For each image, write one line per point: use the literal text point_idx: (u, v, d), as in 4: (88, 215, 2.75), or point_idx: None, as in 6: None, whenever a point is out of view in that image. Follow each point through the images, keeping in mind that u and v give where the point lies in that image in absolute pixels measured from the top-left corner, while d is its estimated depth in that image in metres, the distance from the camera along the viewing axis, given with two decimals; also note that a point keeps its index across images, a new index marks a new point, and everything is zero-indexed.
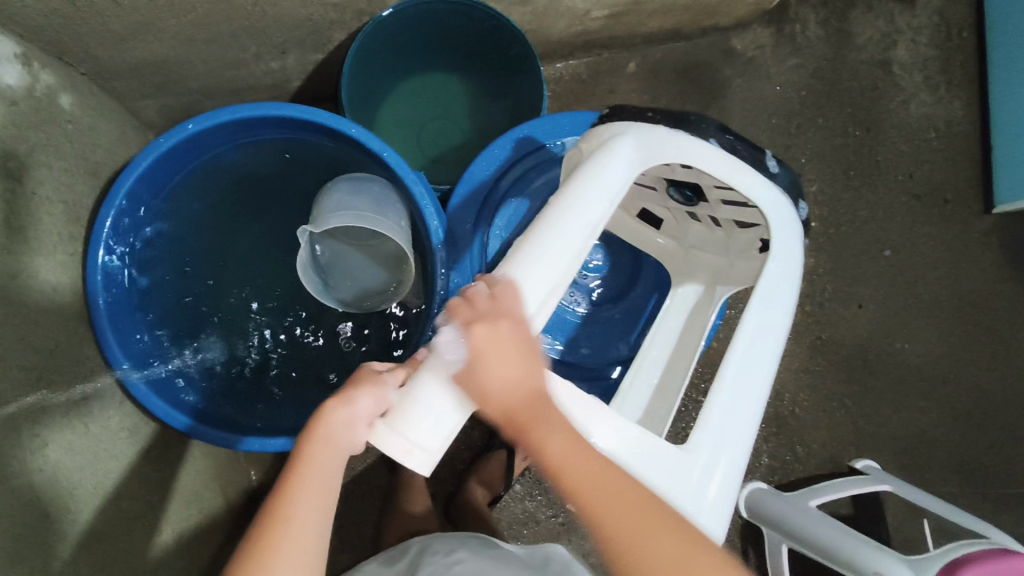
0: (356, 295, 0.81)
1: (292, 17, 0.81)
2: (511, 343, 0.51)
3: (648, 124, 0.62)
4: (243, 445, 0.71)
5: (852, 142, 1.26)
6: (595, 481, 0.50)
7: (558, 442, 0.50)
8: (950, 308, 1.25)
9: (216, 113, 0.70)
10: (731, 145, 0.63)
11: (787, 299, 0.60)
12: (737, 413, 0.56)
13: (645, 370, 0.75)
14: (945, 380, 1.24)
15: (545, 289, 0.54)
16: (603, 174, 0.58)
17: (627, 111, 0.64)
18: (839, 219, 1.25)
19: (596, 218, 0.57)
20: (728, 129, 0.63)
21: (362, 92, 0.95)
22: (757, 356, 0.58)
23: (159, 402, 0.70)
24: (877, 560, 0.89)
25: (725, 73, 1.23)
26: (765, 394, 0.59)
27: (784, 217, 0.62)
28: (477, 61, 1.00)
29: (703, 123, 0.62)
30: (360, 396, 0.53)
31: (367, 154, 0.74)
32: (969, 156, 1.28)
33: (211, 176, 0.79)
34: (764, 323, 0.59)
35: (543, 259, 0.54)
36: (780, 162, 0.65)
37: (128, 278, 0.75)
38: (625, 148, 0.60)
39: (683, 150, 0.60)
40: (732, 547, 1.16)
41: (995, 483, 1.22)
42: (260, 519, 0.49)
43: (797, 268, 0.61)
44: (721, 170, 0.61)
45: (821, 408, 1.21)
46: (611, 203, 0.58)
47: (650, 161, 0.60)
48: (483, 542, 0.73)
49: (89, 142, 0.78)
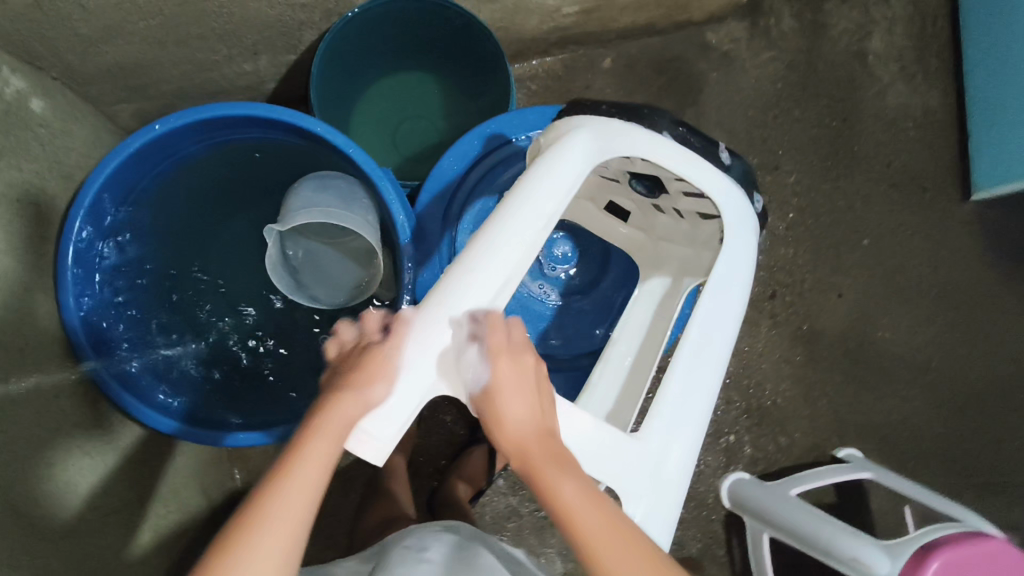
0: (328, 291, 0.81)
1: (260, 18, 0.82)
2: (529, 376, 0.54)
3: (603, 119, 0.62)
4: (228, 441, 0.72)
5: (828, 133, 1.27)
6: (603, 522, 0.49)
7: (571, 486, 0.50)
8: (930, 295, 1.26)
9: (183, 113, 0.70)
10: (683, 137, 0.65)
11: (741, 287, 0.62)
12: (690, 398, 0.58)
13: (614, 361, 0.75)
14: (927, 368, 1.24)
15: (506, 271, 0.55)
16: (557, 168, 0.58)
17: (585, 104, 0.66)
18: (818, 210, 1.25)
19: (550, 213, 0.57)
20: (681, 121, 0.66)
21: (333, 91, 0.96)
22: (711, 341, 0.59)
23: (146, 409, 0.71)
24: (855, 547, 0.89)
25: (700, 68, 1.24)
26: (718, 379, 0.59)
27: (735, 206, 0.63)
28: (449, 59, 1.01)
29: (655, 116, 0.65)
30: (379, 385, 0.51)
31: (334, 151, 0.75)
32: (947, 144, 1.29)
33: (182, 177, 0.80)
34: (717, 309, 0.60)
35: (487, 256, 0.54)
36: (732, 154, 0.68)
37: (99, 279, 0.75)
38: (581, 141, 0.60)
39: (635, 143, 0.61)
40: (716, 538, 1.16)
41: (979, 469, 1.23)
42: (242, 515, 0.46)
43: (750, 257, 0.63)
44: (675, 164, 0.62)
45: (803, 398, 1.21)
46: (566, 195, 0.58)
47: (607, 152, 0.60)
48: (459, 541, 0.71)
49: (64, 147, 0.79)
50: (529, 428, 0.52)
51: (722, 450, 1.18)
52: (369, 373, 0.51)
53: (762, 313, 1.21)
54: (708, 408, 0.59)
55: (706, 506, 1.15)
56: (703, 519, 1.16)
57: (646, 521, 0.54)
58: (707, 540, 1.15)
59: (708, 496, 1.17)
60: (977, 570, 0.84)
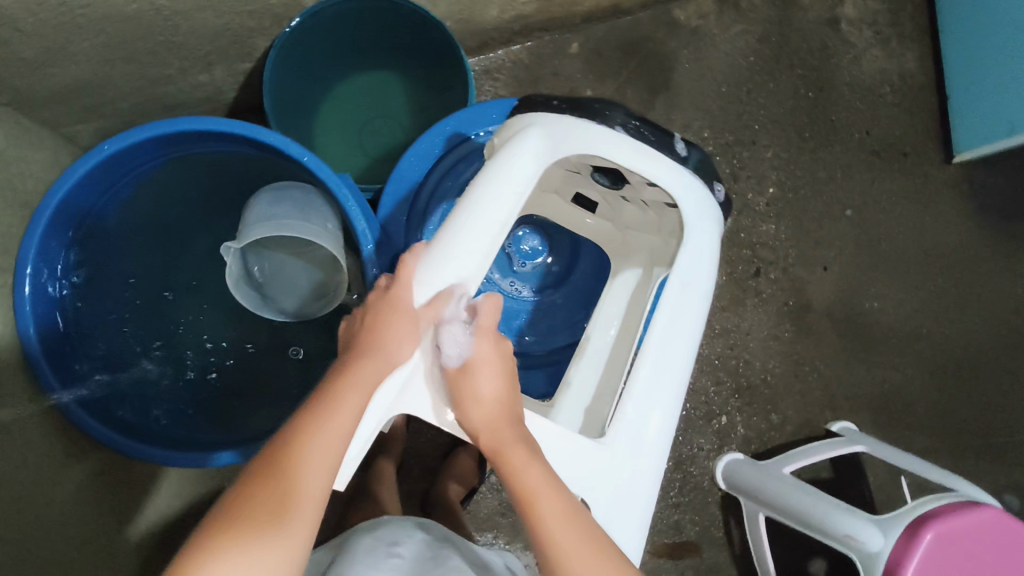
0: (296, 301, 0.81)
1: (209, 28, 0.81)
2: (498, 362, 0.57)
3: (555, 116, 0.62)
4: (214, 461, 0.71)
5: (805, 104, 1.25)
6: (557, 506, 0.51)
7: (531, 469, 0.52)
8: (917, 262, 1.24)
9: (133, 131, 0.69)
10: (638, 131, 0.63)
11: (704, 285, 0.62)
12: (657, 396, 0.58)
13: (592, 356, 0.75)
14: (917, 335, 1.23)
15: (462, 278, 0.57)
16: (510, 169, 0.59)
17: (532, 101, 0.64)
18: (798, 182, 1.23)
19: (505, 216, 0.58)
20: (635, 115, 0.64)
21: (292, 97, 0.95)
22: (676, 340, 0.60)
23: (130, 441, 0.70)
24: (848, 523, 0.88)
25: (670, 46, 1.22)
26: (687, 374, 0.61)
27: (700, 197, 0.64)
28: (410, 56, 1.00)
29: (606, 111, 0.63)
30: (401, 354, 0.55)
31: (291, 160, 0.73)
32: (925, 107, 1.27)
33: (140, 193, 0.79)
34: (683, 299, 0.61)
35: (443, 262, 0.56)
36: (688, 144, 0.66)
37: (60, 305, 0.74)
38: (533, 141, 0.60)
39: (587, 141, 0.62)
40: (713, 521, 1.14)
41: (975, 432, 1.22)
42: (246, 487, 0.48)
43: (712, 253, 0.64)
44: (629, 160, 0.62)
45: (794, 374, 1.19)
46: (519, 198, 0.59)
47: (558, 151, 0.61)
48: (432, 539, 0.72)
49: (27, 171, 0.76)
50: (497, 408, 0.55)
51: (715, 432, 1.15)
52: (391, 340, 0.55)
53: (748, 291, 1.19)
54: (676, 406, 0.59)
55: (702, 490, 1.14)
56: (700, 503, 1.14)
57: (613, 511, 0.56)
58: (705, 523, 1.14)
59: (704, 479, 1.15)
60: (971, 539, 0.84)
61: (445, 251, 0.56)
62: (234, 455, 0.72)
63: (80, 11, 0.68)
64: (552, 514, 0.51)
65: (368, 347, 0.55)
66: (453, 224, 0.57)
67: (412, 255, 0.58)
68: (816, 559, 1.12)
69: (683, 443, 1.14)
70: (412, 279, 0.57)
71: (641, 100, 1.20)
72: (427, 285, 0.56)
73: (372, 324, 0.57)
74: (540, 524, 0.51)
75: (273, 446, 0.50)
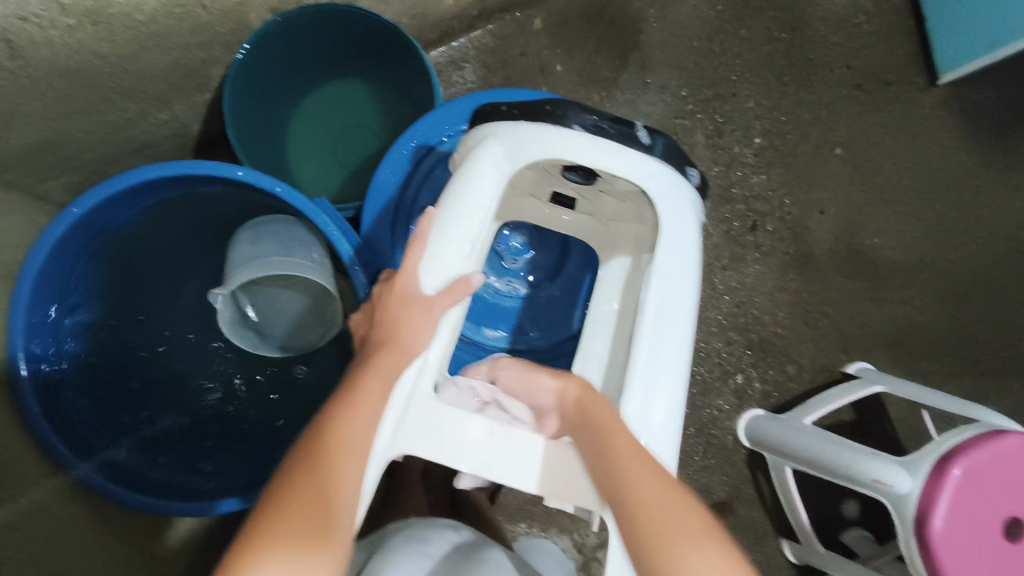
0: (296, 332, 0.83)
1: (159, 67, 0.79)
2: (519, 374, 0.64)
3: (509, 123, 0.63)
4: (216, 510, 0.71)
5: (780, 46, 1.21)
6: (624, 440, 0.53)
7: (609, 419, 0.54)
8: (913, 191, 1.22)
9: (96, 190, 0.68)
10: (597, 127, 0.62)
11: (688, 282, 0.62)
12: (656, 400, 0.58)
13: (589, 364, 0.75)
14: (923, 265, 1.21)
15: (450, 272, 0.59)
16: (472, 186, 0.61)
17: (486, 111, 0.65)
18: (784, 127, 1.20)
19: (474, 234, 0.61)
20: (592, 110, 0.62)
21: (257, 122, 0.93)
22: (668, 338, 0.60)
23: (145, 500, 0.70)
24: (875, 468, 0.87)
25: (635, 7, 1.18)
26: (685, 371, 0.60)
27: (674, 190, 0.64)
28: (372, 61, 0.97)
29: (562, 111, 0.62)
30: (419, 345, 0.56)
31: (260, 190, 0.72)
32: (903, 30, 1.23)
33: (113, 252, 0.77)
34: (669, 296, 0.61)
35: (435, 262, 0.59)
36: (652, 131, 0.64)
37: (56, 374, 0.73)
38: (489, 155, 0.61)
39: (546, 146, 0.61)
40: (743, 479, 1.14)
41: (994, 354, 1.21)
42: (281, 491, 0.45)
43: (694, 246, 0.63)
44: (590, 159, 0.61)
45: (803, 322, 1.18)
46: (485, 214, 0.61)
47: (518, 161, 0.62)
48: (465, 537, 0.68)
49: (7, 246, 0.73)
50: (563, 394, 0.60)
51: (732, 392, 1.15)
52: (407, 332, 0.56)
53: (746, 246, 1.17)
54: (676, 406, 0.58)
55: (726, 449, 1.13)
56: (727, 464, 1.13)
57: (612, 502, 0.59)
58: (734, 482, 1.13)
59: (727, 440, 1.14)
60: (995, 468, 0.84)
61: (443, 241, 0.59)
62: (231, 502, 0.71)
63: (21, 72, 0.65)
64: (622, 448, 0.52)
65: (382, 343, 0.56)
66: (443, 223, 0.60)
67: (415, 249, 0.59)
68: (847, 502, 1.13)
69: (702, 406, 1.14)
70: (416, 269, 0.58)
71: (613, 67, 1.17)
72: (430, 273, 0.59)
73: (385, 322, 0.57)
74: (612, 452, 0.52)
75: (308, 442, 0.48)
